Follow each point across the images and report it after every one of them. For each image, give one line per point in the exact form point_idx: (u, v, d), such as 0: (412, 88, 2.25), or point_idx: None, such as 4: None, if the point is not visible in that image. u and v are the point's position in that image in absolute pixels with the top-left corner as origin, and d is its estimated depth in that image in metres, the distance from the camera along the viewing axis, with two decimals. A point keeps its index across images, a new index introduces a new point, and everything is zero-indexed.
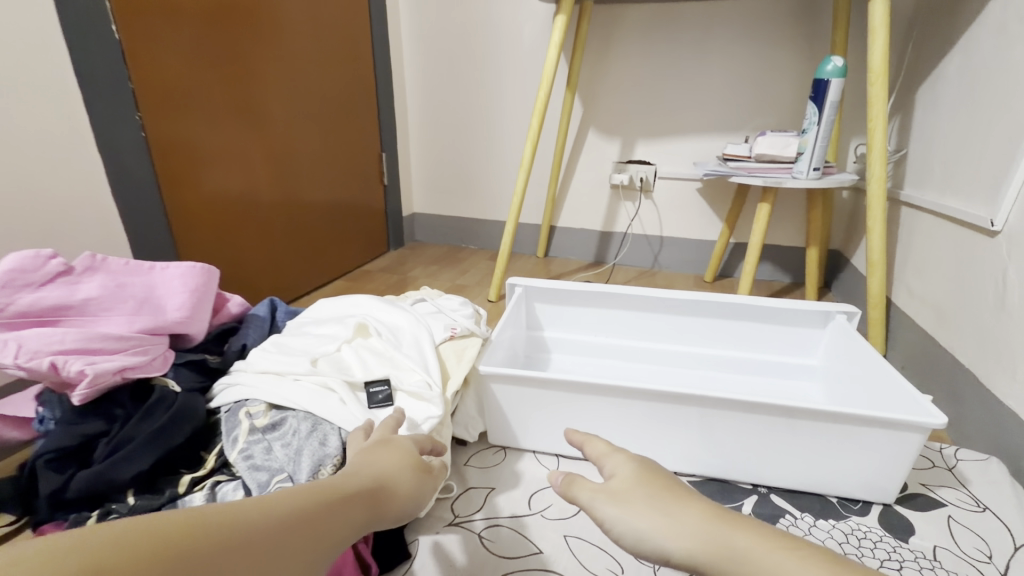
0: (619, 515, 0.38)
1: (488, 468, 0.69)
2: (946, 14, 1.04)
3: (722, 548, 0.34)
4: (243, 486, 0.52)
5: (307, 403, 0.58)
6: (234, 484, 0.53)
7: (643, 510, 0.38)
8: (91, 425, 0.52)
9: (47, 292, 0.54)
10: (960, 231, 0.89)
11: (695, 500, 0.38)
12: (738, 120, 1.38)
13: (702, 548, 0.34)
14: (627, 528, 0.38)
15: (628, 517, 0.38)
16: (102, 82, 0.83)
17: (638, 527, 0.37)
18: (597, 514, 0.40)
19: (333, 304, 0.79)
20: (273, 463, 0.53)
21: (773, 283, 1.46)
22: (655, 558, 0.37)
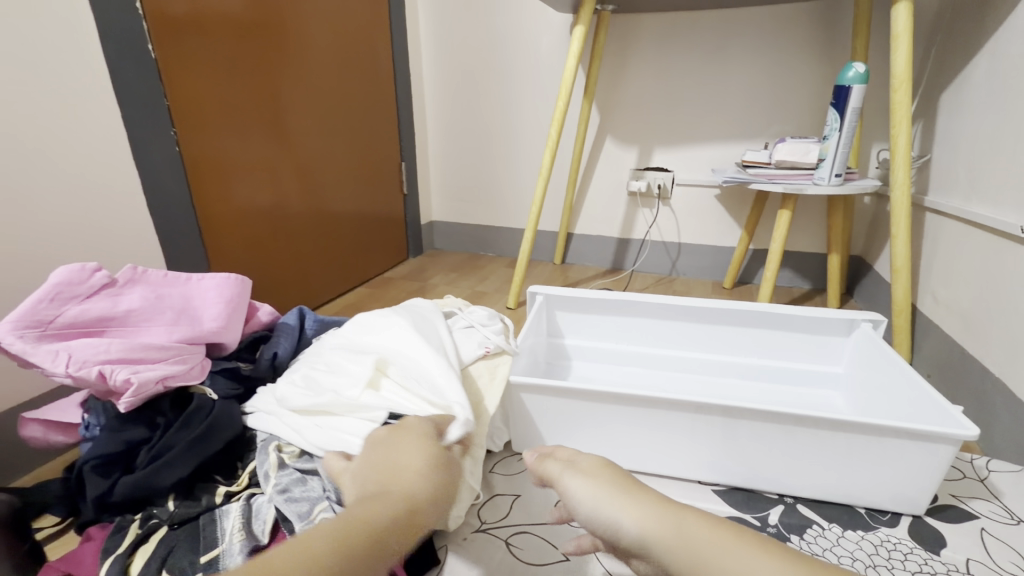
0: (584, 493, 0.45)
1: (513, 475, 0.70)
2: (971, 18, 1.02)
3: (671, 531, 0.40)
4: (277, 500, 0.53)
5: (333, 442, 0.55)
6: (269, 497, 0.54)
7: (604, 489, 0.44)
8: (134, 432, 0.54)
9: (92, 304, 0.57)
10: (989, 237, 0.88)
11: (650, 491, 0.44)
12: (757, 127, 1.37)
13: (653, 527, 0.40)
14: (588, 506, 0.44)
15: (591, 495, 0.44)
16: (138, 100, 0.86)
17: (598, 504, 0.43)
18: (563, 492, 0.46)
19: (369, 325, 0.73)
20: (311, 493, 0.52)
21: (793, 290, 1.45)
22: (608, 533, 0.42)
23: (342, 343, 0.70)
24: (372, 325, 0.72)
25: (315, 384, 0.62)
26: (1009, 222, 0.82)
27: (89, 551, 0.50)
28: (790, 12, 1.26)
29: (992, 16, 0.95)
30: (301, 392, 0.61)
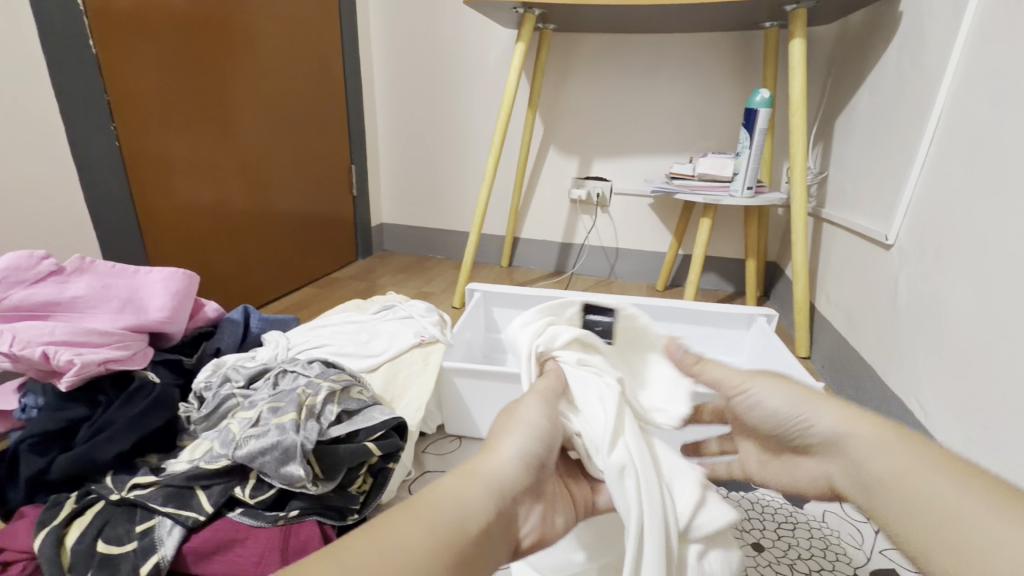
0: (773, 391, 0.48)
1: (444, 454, 0.74)
2: (858, 54, 1.17)
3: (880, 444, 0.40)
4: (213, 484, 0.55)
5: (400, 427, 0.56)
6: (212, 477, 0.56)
7: (785, 389, 0.48)
8: (74, 410, 0.57)
9: (38, 289, 0.62)
10: (865, 244, 1.01)
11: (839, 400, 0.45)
12: (684, 142, 1.50)
13: (852, 431, 0.42)
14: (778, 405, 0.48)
15: (777, 393, 0.48)
16: (75, 94, 0.87)
17: (783, 403, 0.47)
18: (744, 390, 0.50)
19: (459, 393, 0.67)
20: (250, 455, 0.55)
21: (718, 292, 1.59)
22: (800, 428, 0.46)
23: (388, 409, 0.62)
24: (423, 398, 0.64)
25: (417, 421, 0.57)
26: (877, 231, 0.94)
27: (23, 527, 0.49)
28: (711, 41, 1.40)
29: (871, 54, 1.10)
30: None
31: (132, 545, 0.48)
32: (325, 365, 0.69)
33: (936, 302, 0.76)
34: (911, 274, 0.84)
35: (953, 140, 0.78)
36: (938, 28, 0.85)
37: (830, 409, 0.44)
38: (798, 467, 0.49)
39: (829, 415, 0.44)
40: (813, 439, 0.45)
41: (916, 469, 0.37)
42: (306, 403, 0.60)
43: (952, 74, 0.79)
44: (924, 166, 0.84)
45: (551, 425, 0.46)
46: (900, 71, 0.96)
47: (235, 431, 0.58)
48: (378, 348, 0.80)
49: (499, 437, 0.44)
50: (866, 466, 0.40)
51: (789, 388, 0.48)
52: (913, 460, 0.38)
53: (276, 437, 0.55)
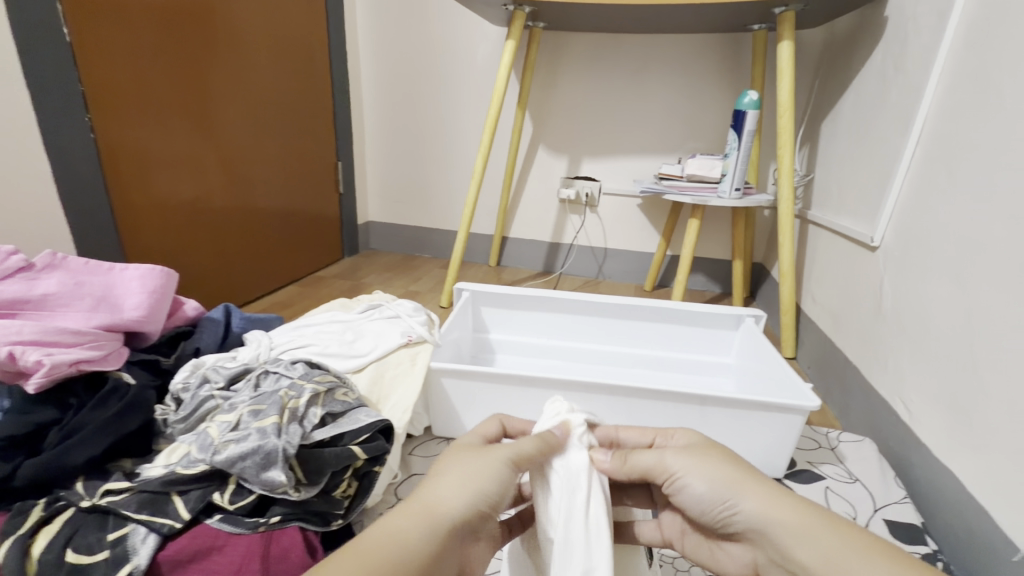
0: (694, 466, 0.44)
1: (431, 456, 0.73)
2: (844, 58, 1.19)
3: (804, 533, 0.38)
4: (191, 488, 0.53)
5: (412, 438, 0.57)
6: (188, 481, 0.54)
7: (714, 464, 0.44)
8: (43, 413, 0.55)
9: (6, 286, 0.59)
10: (850, 245, 1.02)
11: (764, 476, 0.43)
12: (672, 143, 1.50)
13: (777, 516, 0.40)
14: (698, 479, 0.44)
15: (699, 469, 0.44)
16: (47, 84, 0.83)
17: (710, 479, 0.43)
18: (665, 465, 0.46)
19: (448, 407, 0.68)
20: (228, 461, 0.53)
21: (705, 292, 1.59)
22: (722, 508, 0.43)
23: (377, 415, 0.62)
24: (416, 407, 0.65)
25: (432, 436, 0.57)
26: (863, 233, 0.95)
27: None
28: (699, 42, 1.41)
29: (857, 58, 1.11)
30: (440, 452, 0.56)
31: (104, 554, 0.46)
32: (309, 365, 0.67)
33: (920, 303, 0.76)
34: (896, 276, 0.84)
35: (938, 144, 0.78)
36: (923, 33, 0.86)
37: (752, 490, 0.42)
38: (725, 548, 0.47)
39: (753, 500, 0.41)
40: (735, 523, 0.43)
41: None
42: (289, 405, 0.58)
43: (937, 78, 0.80)
44: (909, 170, 0.85)
45: (507, 488, 0.41)
46: (886, 75, 0.97)
47: (213, 435, 0.56)
48: (364, 348, 0.78)
49: (449, 472, 0.41)
50: (799, 562, 0.38)
51: (703, 473, 0.44)
52: (839, 551, 0.37)
53: (257, 441, 0.53)
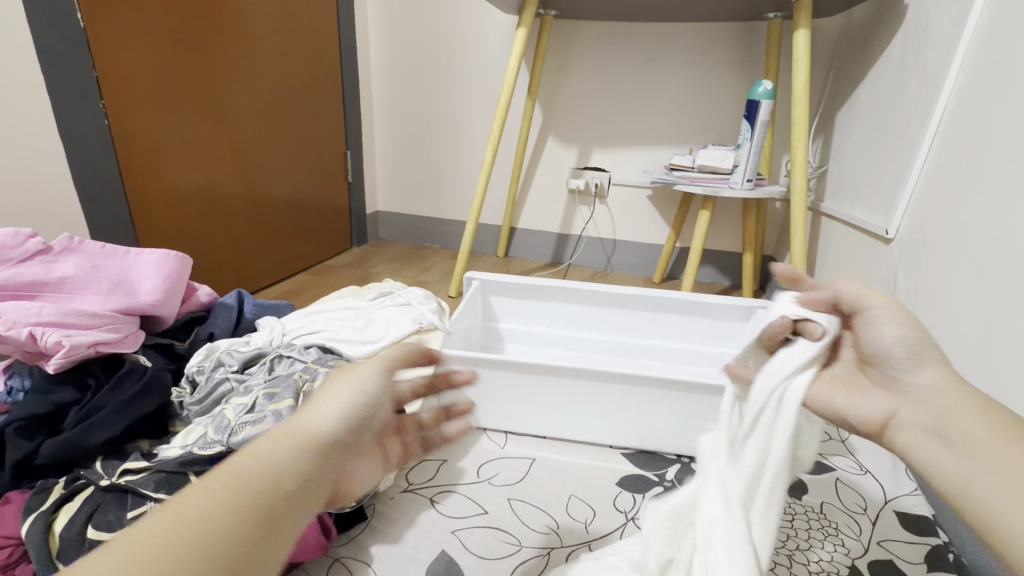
0: (891, 327, 0.42)
1: None
2: (861, 47, 1.17)
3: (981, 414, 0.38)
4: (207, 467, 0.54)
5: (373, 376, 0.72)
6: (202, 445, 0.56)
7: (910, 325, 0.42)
8: (63, 393, 0.56)
9: (25, 268, 0.60)
10: (864, 237, 1.00)
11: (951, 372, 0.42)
12: (684, 134, 1.49)
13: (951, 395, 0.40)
14: (894, 337, 0.42)
15: (899, 326, 0.42)
16: (62, 71, 0.84)
17: (899, 336, 0.42)
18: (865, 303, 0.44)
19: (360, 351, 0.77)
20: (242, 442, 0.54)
21: (713, 285, 1.59)
22: (902, 362, 0.42)
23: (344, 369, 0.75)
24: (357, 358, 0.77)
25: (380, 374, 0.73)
26: (877, 224, 0.94)
27: (10, 512, 0.48)
28: (713, 30, 1.38)
29: (874, 48, 1.10)
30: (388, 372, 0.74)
31: (124, 531, 0.47)
32: (322, 351, 0.68)
33: (936, 296, 0.76)
34: (911, 269, 0.83)
35: (957, 135, 0.77)
36: (944, 21, 0.84)
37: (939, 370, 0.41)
38: (863, 394, 0.45)
39: (934, 373, 0.41)
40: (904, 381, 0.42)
41: (994, 453, 0.36)
42: (304, 389, 0.59)
43: (957, 68, 0.79)
44: (927, 161, 0.84)
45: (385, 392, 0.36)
46: (904, 64, 0.95)
47: (230, 417, 0.57)
48: (376, 334, 0.79)
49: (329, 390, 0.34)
50: (955, 428, 0.38)
51: (916, 329, 0.42)
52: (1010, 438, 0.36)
53: (273, 423, 0.54)
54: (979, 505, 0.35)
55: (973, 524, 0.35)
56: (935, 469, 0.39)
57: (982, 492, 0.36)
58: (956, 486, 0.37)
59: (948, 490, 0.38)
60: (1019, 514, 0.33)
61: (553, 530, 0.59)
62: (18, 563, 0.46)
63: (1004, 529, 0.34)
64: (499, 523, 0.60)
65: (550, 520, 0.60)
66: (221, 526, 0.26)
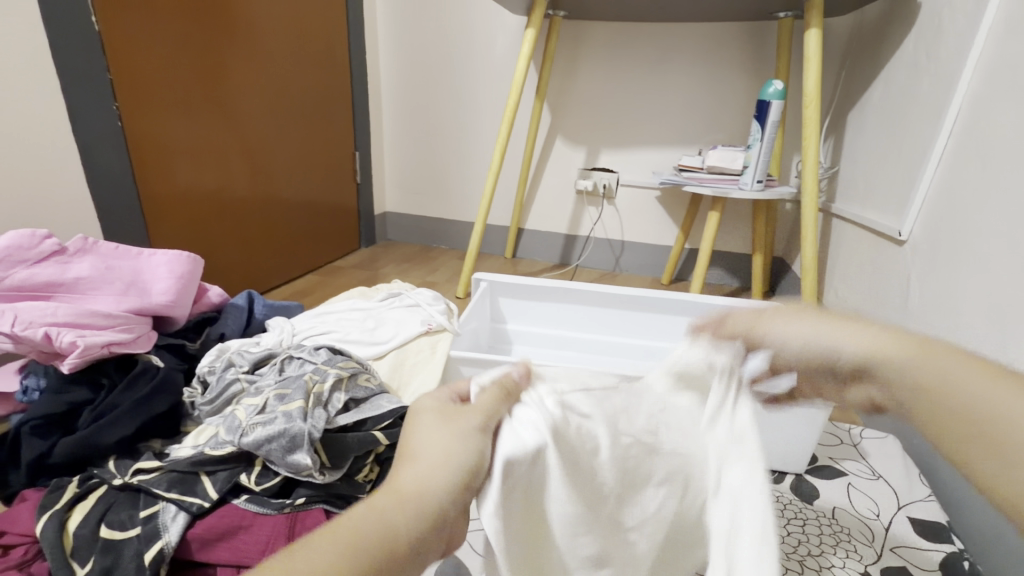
0: (788, 327, 0.42)
1: None
2: (873, 46, 1.15)
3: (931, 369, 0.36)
4: (217, 467, 0.54)
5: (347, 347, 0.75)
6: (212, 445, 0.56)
7: (809, 319, 0.42)
8: (77, 393, 0.57)
9: (40, 269, 0.60)
10: (876, 240, 0.99)
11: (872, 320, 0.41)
12: (693, 135, 1.48)
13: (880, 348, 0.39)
14: (795, 337, 0.41)
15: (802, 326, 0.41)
16: (77, 74, 0.85)
17: (808, 335, 0.41)
18: None
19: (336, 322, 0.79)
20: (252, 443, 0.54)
21: (722, 287, 1.58)
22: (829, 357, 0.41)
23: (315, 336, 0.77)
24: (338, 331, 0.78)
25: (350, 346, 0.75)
26: (890, 226, 0.93)
27: (26, 510, 0.49)
28: (723, 30, 1.38)
29: (887, 47, 1.08)
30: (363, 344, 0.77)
31: (136, 530, 0.48)
32: (332, 351, 0.68)
33: (950, 299, 0.75)
34: (924, 272, 0.82)
35: (972, 135, 0.76)
36: (959, 20, 0.83)
37: (852, 330, 0.40)
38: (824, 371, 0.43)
39: (851, 342, 0.40)
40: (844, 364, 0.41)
41: (972, 384, 0.35)
42: (314, 390, 0.59)
43: (973, 67, 0.78)
44: (941, 162, 0.83)
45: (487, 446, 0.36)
46: (918, 63, 0.94)
47: (241, 417, 0.57)
48: (385, 335, 0.79)
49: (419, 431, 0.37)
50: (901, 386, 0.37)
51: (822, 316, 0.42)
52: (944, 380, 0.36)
53: (283, 424, 0.54)
54: (951, 409, 0.35)
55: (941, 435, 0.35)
56: (899, 373, 0.37)
57: (956, 399, 0.35)
58: (928, 389, 0.36)
59: (919, 394, 0.36)
60: (1008, 426, 0.32)
61: None
62: (33, 561, 0.46)
63: (997, 440, 0.33)
64: None
65: None
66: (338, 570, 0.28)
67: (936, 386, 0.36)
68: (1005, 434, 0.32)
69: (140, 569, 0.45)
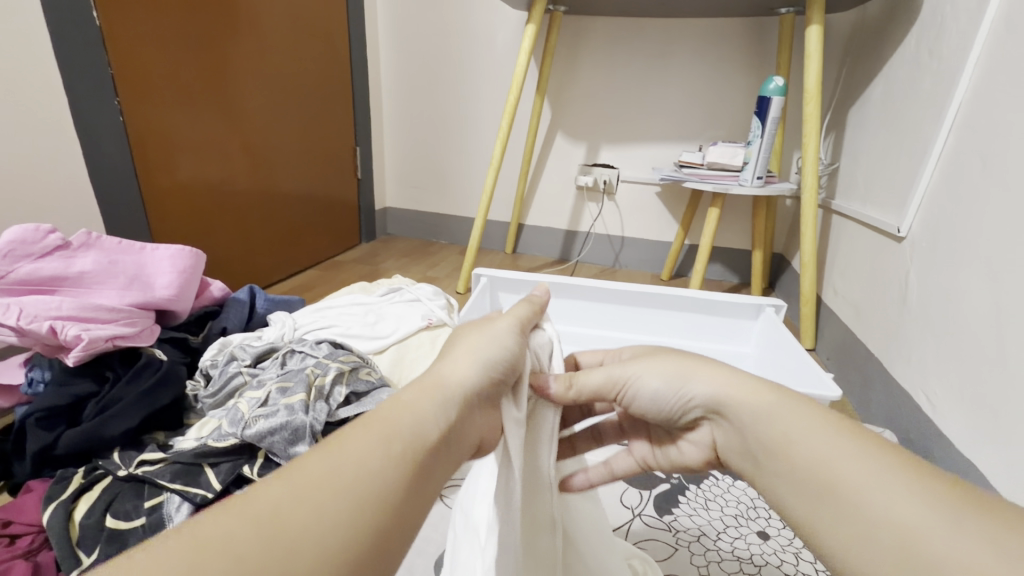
0: (645, 371, 0.39)
1: None
2: (875, 42, 1.15)
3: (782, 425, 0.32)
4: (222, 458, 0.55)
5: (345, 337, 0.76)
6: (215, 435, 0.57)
7: (657, 362, 0.39)
8: (81, 385, 0.57)
9: (45, 263, 0.61)
10: (875, 236, 1.00)
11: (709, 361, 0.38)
12: (694, 131, 1.48)
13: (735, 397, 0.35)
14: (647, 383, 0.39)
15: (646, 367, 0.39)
16: (81, 68, 0.85)
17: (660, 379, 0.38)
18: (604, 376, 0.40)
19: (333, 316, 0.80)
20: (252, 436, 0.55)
21: (722, 282, 1.58)
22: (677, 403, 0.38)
23: (311, 326, 0.77)
24: (335, 321, 0.79)
25: (346, 336, 0.76)
26: (889, 223, 0.93)
27: (31, 501, 0.50)
28: (725, 25, 1.37)
29: (888, 43, 1.08)
30: (362, 333, 0.77)
31: (141, 520, 0.48)
32: (334, 346, 0.69)
33: (948, 295, 0.75)
34: (922, 268, 0.83)
35: (972, 132, 0.76)
36: (961, 16, 0.83)
37: (710, 373, 0.37)
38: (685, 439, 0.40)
39: (706, 380, 0.36)
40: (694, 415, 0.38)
41: (835, 451, 0.29)
42: (315, 383, 0.60)
43: (974, 64, 0.78)
44: (941, 159, 0.83)
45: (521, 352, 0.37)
46: (919, 59, 0.94)
47: (244, 410, 0.58)
48: (386, 330, 0.79)
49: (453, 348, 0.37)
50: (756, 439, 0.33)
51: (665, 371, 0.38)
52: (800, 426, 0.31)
53: (285, 417, 0.55)
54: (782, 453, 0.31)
55: (788, 511, 0.30)
56: (752, 424, 0.33)
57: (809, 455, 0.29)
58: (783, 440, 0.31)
59: (775, 446, 0.31)
60: (862, 507, 0.26)
61: None
62: (40, 550, 0.47)
63: (854, 512, 0.26)
64: None
65: None
66: (371, 467, 0.27)
67: (790, 439, 0.31)
68: (850, 505, 0.27)
69: None
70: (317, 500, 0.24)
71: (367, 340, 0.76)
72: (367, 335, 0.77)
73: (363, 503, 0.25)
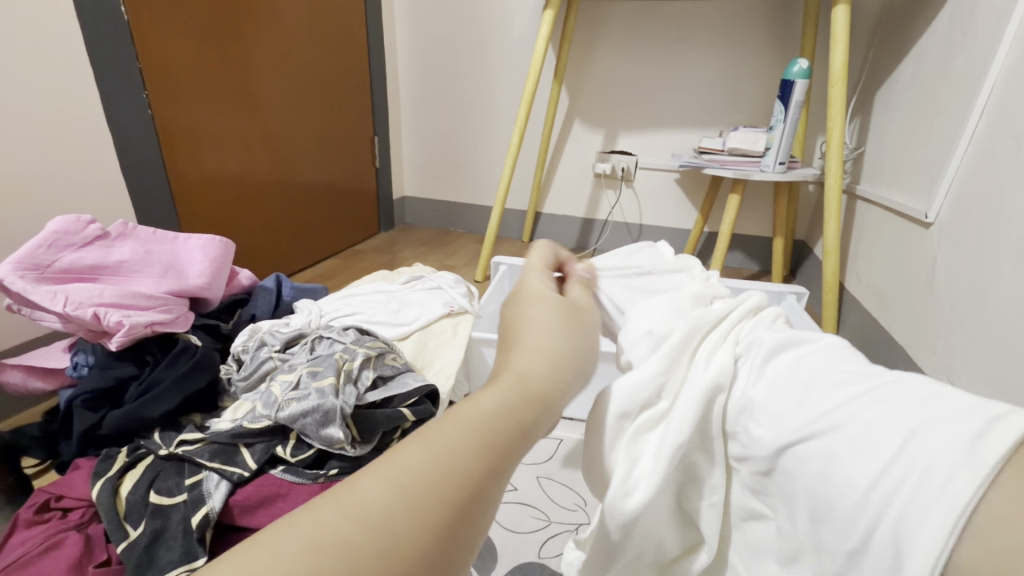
0: (822, 474, 0.26)
1: None
2: (904, 22, 1.12)
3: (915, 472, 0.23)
4: (257, 438, 0.57)
5: (369, 323, 0.78)
6: (250, 417, 0.59)
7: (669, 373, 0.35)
8: (123, 369, 0.61)
9: (87, 252, 0.64)
10: (902, 222, 0.97)
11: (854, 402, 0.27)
12: (714, 116, 1.46)
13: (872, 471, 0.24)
14: (833, 477, 0.25)
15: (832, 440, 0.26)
16: (108, 59, 0.87)
17: (850, 467, 0.25)
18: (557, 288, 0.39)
19: (358, 304, 0.83)
20: (288, 420, 0.57)
21: (742, 270, 1.56)
22: (842, 493, 0.25)
23: (336, 313, 0.79)
24: (359, 308, 0.81)
25: (371, 323, 0.78)
26: (916, 209, 0.91)
27: (80, 477, 0.53)
28: (747, 7, 1.34)
29: (918, 24, 1.05)
30: (385, 318, 0.79)
31: (182, 496, 0.51)
32: (360, 332, 0.71)
33: (976, 281, 0.74)
34: (949, 255, 0.81)
35: (1004, 114, 0.74)
36: None
37: (851, 451, 0.25)
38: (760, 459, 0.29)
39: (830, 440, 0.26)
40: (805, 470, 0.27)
41: (939, 450, 0.22)
42: (344, 368, 0.62)
43: (1010, 42, 0.75)
44: (972, 142, 0.81)
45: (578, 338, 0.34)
46: (951, 40, 0.91)
47: (277, 393, 0.60)
48: (409, 317, 0.81)
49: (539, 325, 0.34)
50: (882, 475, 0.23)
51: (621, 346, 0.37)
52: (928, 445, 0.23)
53: (318, 400, 0.57)
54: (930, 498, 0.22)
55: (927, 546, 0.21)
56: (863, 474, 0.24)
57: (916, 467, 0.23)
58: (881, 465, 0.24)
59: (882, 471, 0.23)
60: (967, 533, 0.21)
61: (580, 506, 0.64)
62: (89, 523, 0.50)
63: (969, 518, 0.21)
64: (531, 501, 0.65)
65: (577, 498, 0.65)
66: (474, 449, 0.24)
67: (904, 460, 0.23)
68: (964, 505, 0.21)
69: (187, 531, 0.48)
70: (402, 485, 0.22)
71: (392, 328, 0.78)
72: (392, 321, 0.79)
73: (441, 483, 0.22)
